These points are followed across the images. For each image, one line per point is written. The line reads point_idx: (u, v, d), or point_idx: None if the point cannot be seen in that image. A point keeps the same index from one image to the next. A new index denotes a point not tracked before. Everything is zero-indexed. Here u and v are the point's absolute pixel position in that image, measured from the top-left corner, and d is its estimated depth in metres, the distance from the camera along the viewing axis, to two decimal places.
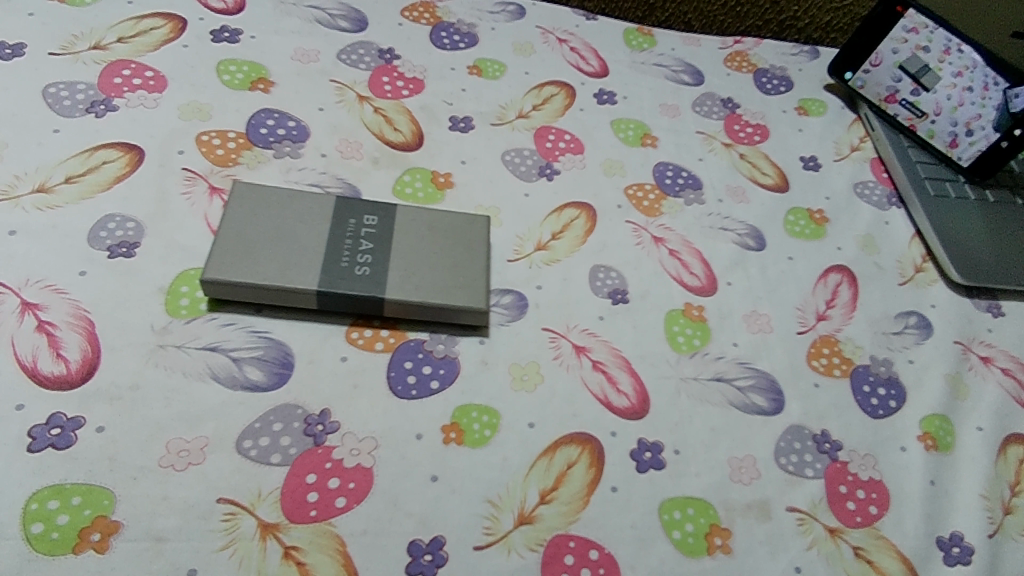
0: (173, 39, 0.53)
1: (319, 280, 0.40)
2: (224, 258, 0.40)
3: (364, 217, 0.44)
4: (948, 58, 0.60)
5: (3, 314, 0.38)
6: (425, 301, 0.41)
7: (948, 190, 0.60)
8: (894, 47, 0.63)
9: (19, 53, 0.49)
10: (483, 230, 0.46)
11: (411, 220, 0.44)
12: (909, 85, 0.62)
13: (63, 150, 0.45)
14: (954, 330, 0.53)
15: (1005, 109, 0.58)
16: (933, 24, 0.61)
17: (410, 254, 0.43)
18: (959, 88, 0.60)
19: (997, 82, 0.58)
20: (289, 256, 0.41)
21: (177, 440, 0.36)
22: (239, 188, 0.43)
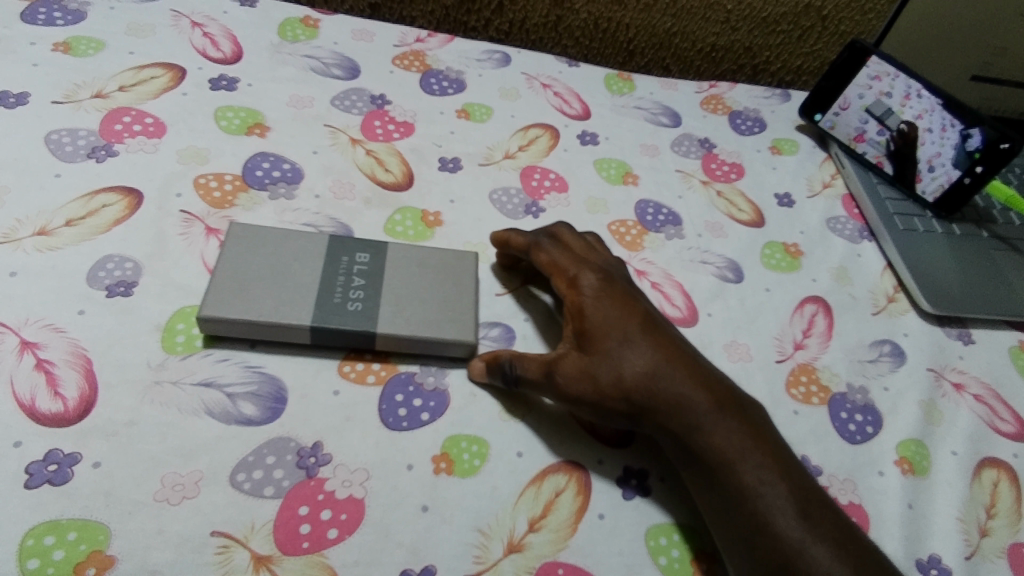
0: (173, 87, 0.55)
1: (312, 315, 0.42)
2: (219, 296, 0.41)
3: (356, 254, 0.45)
4: (909, 103, 0.63)
5: (2, 352, 0.39)
6: (416, 334, 0.43)
7: (916, 224, 0.63)
8: (859, 91, 0.67)
9: (23, 101, 0.51)
10: (472, 265, 0.47)
11: (402, 257, 0.46)
12: (874, 126, 0.66)
13: (65, 193, 0.47)
14: (926, 357, 0.55)
15: (963, 149, 0.61)
16: (895, 71, 0.64)
17: (401, 289, 0.44)
18: (920, 129, 0.63)
19: (954, 124, 0.61)
20: (282, 293, 0.42)
21: (172, 474, 0.36)
22: (237, 228, 0.45)
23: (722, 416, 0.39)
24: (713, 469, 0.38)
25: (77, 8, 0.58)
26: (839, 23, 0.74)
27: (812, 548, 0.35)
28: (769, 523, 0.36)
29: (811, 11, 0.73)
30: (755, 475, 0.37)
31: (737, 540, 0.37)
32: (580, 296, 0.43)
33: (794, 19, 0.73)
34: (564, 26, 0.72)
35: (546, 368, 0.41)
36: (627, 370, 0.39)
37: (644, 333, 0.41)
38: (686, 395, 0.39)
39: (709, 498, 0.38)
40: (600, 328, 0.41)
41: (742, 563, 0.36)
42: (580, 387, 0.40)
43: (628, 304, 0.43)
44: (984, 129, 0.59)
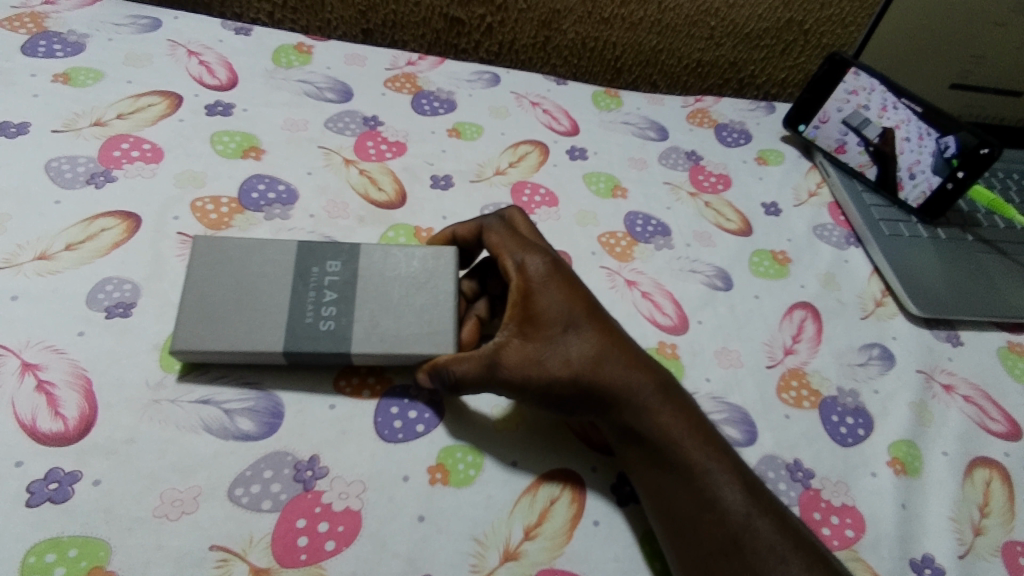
0: (170, 114, 0.57)
1: (284, 341, 0.41)
2: (188, 326, 0.40)
3: (327, 264, 0.44)
4: (886, 114, 0.65)
5: (3, 375, 0.39)
6: (393, 353, 0.42)
7: (902, 230, 0.65)
8: (838, 104, 0.68)
9: (24, 131, 0.52)
10: (450, 264, 0.46)
11: (375, 263, 0.45)
12: (854, 138, 0.68)
13: (64, 218, 0.48)
14: (916, 360, 0.56)
15: (940, 156, 0.62)
16: (871, 85, 0.65)
17: (375, 303, 0.43)
18: (898, 139, 0.65)
19: (930, 132, 0.62)
20: (253, 315, 0.41)
21: (171, 490, 0.37)
22: (199, 242, 0.43)
23: (665, 398, 0.40)
24: (661, 450, 0.39)
25: (77, 40, 0.60)
26: (821, 37, 0.76)
27: (756, 521, 0.37)
28: (714, 500, 0.37)
29: (794, 25, 0.74)
30: (699, 455, 0.39)
31: (681, 519, 0.38)
32: (525, 281, 0.42)
33: (776, 34, 0.75)
34: (553, 47, 0.74)
35: (488, 356, 0.40)
36: (570, 358, 0.40)
37: (588, 317, 0.42)
38: (629, 379, 0.40)
39: (654, 479, 0.39)
40: (545, 315, 0.41)
41: (686, 541, 0.37)
42: (525, 374, 0.40)
43: (574, 288, 0.43)
44: (965, 133, 0.60)
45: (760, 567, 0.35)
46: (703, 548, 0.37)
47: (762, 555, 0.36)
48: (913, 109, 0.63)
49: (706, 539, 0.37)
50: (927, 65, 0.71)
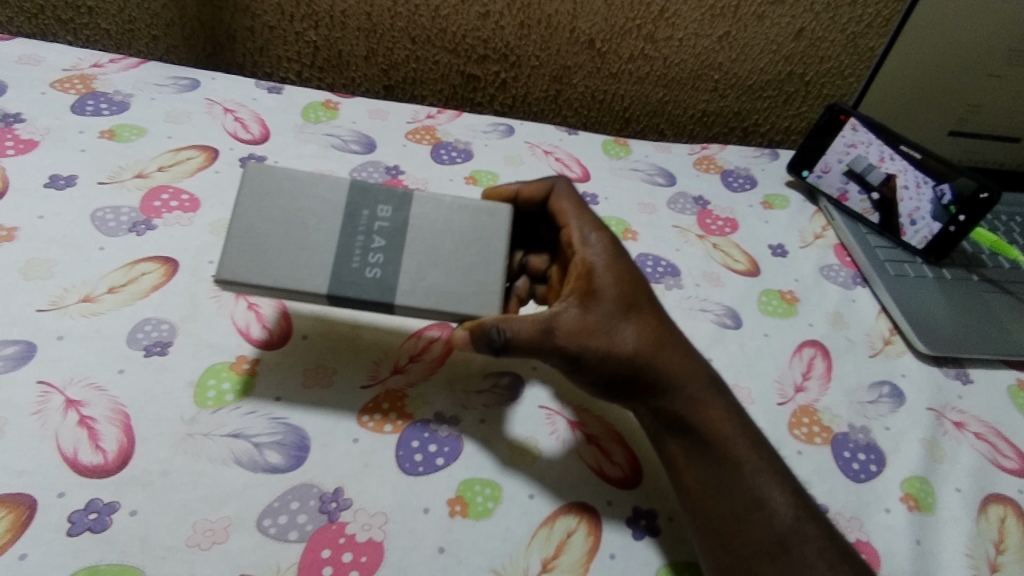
0: (207, 166, 0.61)
1: (329, 284, 0.42)
2: (236, 257, 0.41)
3: (378, 209, 0.45)
4: (884, 165, 0.68)
5: (48, 411, 0.42)
6: (436, 307, 0.43)
7: (907, 270, 0.66)
8: (838, 155, 0.71)
9: (72, 183, 0.56)
10: (504, 224, 0.47)
11: (426, 214, 0.46)
12: (856, 186, 0.70)
13: (108, 263, 0.51)
14: (926, 398, 0.56)
15: (939, 203, 0.65)
16: (868, 138, 0.68)
17: (423, 255, 0.44)
18: (897, 188, 0.67)
19: (926, 181, 0.65)
20: (301, 252, 0.42)
21: (203, 521, 0.39)
22: (252, 167, 0.43)
23: (716, 396, 0.45)
24: (713, 444, 0.43)
25: (122, 100, 0.65)
26: (822, 87, 0.79)
27: (805, 525, 0.40)
28: (763, 500, 0.41)
29: (795, 77, 0.78)
30: (747, 455, 0.42)
31: (728, 516, 0.41)
32: (589, 261, 0.46)
33: (778, 86, 0.79)
34: (564, 99, 0.79)
35: (545, 320, 0.42)
36: (627, 339, 0.44)
37: (644, 306, 0.46)
38: (677, 368, 0.45)
39: (700, 472, 0.42)
40: (606, 294, 0.44)
41: (732, 537, 0.40)
42: (576, 343, 0.43)
43: (634, 275, 0.46)
44: (963, 180, 0.63)
45: (805, 568, 0.38)
46: (749, 546, 0.40)
47: (809, 555, 0.39)
48: (910, 160, 0.66)
49: (754, 538, 0.40)
50: (924, 112, 0.73)
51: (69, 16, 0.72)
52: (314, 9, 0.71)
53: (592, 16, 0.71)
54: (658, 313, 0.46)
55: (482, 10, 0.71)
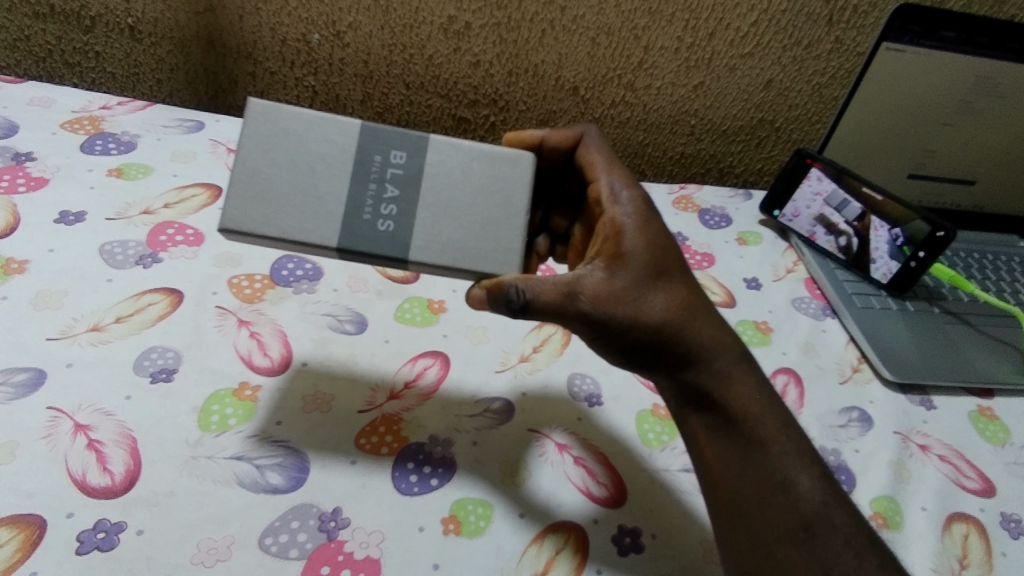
0: (211, 204, 0.64)
1: (339, 239, 0.42)
2: (244, 209, 0.41)
3: (391, 154, 0.44)
4: (844, 213, 0.74)
5: (58, 435, 0.43)
6: (452, 264, 0.43)
7: (873, 302, 0.71)
8: (806, 202, 0.77)
9: (81, 219, 0.59)
10: (526, 175, 0.46)
11: (443, 161, 0.45)
12: (822, 230, 0.76)
13: (116, 295, 0.53)
14: (893, 422, 0.60)
15: (896, 244, 0.71)
16: (830, 187, 0.74)
17: (439, 208, 0.44)
18: (858, 232, 0.73)
19: (883, 225, 0.71)
20: (312, 204, 0.42)
21: (207, 539, 0.40)
22: (256, 107, 0.42)
23: (743, 376, 0.48)
24: (740, 424, 0.46)
25: (129, 140, 0.68)
26: (791, 133, 0.85)
27: (832, 511, 0.43)
28: (789, 484, 0.44)
29: (766, 124, 0.84)
30: (775, 441, 0.46)
31: (754, 499, 0.44)
32: (619, 222, 0.48)
33: (751, 131, 0.84)
34: None
35: (570, 284, 0.43)
36: (657, 307, 0.46)
37: (671, 274, 0.47)
38: (704, 338, 0.47)
39: (729, 453, 0.45)
40: (635, 259, 0.46)
41: (759, 519, 0.43)
42: (603, 309, 0.44)
43: (665, 241, 0.48)
44: (916, 224, 0.69)
45: (829, 553, 0.41)
46: (776, 527, 0.42)
47: (833, 540, 0.42)
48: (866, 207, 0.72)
49: (782, 520, 0.42)
50: (881, 160, 0.79)
51: (77, 60, 0.76)
52: (314, 56, 0.76)
53: (576, 67, 0.76)
54: (686, 280, 0.48)
55: (473, 59, 0.75)
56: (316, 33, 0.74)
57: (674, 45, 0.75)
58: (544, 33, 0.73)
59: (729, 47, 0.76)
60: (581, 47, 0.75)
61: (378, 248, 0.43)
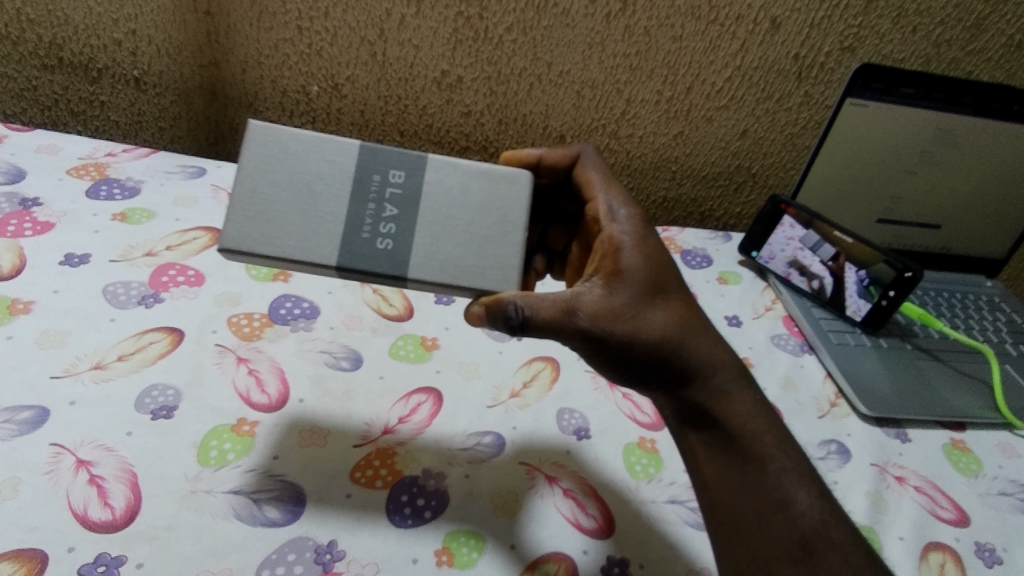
0: (211, 246, 0.67)
1: (339, 257, 0.44)
2: (244, 228, 0.43)
3: (389, 175, 0.47)
4: (814, 257, 0.78)
5: (60, 470, 0.44)
6: (450, 280, 0.46)
7: (848, 339, 0.74)
8: (781, 245, 0.80)
9: (86, 261, 0.61)
10: (522, 194, 0.49)
11: (440, 181, 0.48)
12: (796, 273, 0.79)
13: (118, 334, 0.55)
14: (870, 455, 0.62)
15: (865, 285, 0.74)
16: (802, 231, 0.78)
17: (436, 226, 0.47)
18: (828, 274, 0.77)
19: (851, 267, 0.75)
20: (312, 224, 0.45)
21: (205, 572, 0.41)
22: (257, 130, 0.45)
23: (743, 394, 0.50)
24: (739, 442, 0.48)
25: (133, 185, 0.71)
26: (767, 179, 0.90)
27: (832, 528, 0.44)
28: (789, 503, 0.45)
29: (743, 171, 0.88)
30: (773, 459, 0.47)
31: (754, 517, 0.45)
32: (617, 241, 0.51)
33: (728, 178, 0.89)
34: None
35: (567, 303, 0.47)
36: (654, 324, 0.49)
37: (666, 292, 0.50)
38: (700, 354, 0.50)
39: (729, 471, 0.47)
40: (632, 277, 0.49)
41: (759, 536, 0.44)
42: (599, 325, 0.47)
43: (662, 260, 0.51)
44: (882, 266, 0.73)
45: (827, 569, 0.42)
46: (776, 544, 0.44)
47: (831, 558, 0.43)
48: (835, 251, 0.76)
49: (782, 536, 0.44)
50: (850, 205, 0.83)
51: (82, 109, 0.79)
52: (313, 107, 0.80)
53: (563, 116, 0.81)
54: (682, 297, 0.51)
55: (465, 109, 0.80)
56: (316, 85, 0.78)
57: (654, 98, 0.80)
58: (532, 86, 0.78)
59: (705, 100, 0.81)
60: (566, 99, 0.79)
61: (378, 265, 0.45)
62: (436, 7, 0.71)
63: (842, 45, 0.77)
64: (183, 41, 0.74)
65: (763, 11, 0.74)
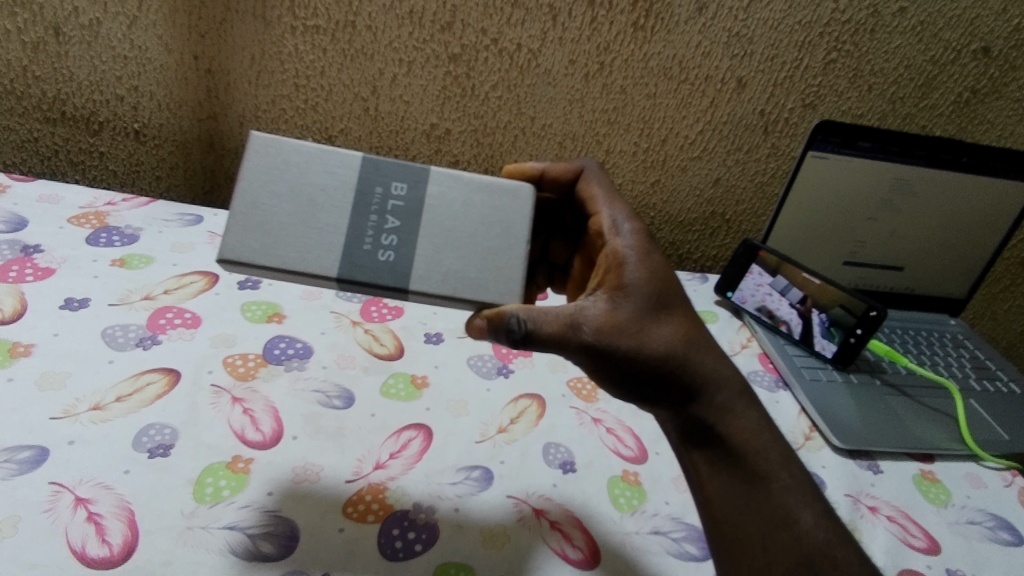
0: (207, 289, 0.69)
1: (340, 269, 0.46)
2: (243, 240, 0.44)
3: (392, 187, 0.48)
4: (782, 300, 0.82)
5: (59, 508, 0.46)
6: (451, 291, 0.47)
7: (821, 375, 0.77)
8: (751, 291, 0.85)
9: (85, 305, 0.63)
10: (523, 207, 0.51)
11: (442, 193, 0.49)
12: (766, 317, 0.84)
13: (116, 375, 0.57)
14: (843, 486, 0.65)
15: (831, 326, 0.78)
16: (768, 278, 0.84)
17: (438, 238, 0.48)
18: (795, 317, 0.81)
19: (815, 311, 0.80)
20: (314, 235, 0.46)
21: None
22: (258, 139, 0.46)
23: (745, 413, 0.54)
24: (743, 460, 0.52)
25: (132, 233, 0.74)
26: (740, 225, 0.95)
27: (835, 546, 0.48)
28: (791, 521, 0.49)
29: (717, 217, 0.93)
30: (778, 478, 0.51)
31: (757, 534, 0.49)
32: (621, 256, 0.55)
33: (704, 223, 0.94)
34: None
35: (572, 318, 0.49)
36: (657, 339, 0.52)
37: (669, 308, 0.54)
38: (699, 371, 0.53)
39: (734, 488, 0.52)
40: (636, 292, 0.52)
41: (761, 550, 0.48)
42: (605, 339, 0.50)
43: (664, 275, 0.55)
44: (840, 311, 0.78)
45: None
46: (779, 558, 0.48)
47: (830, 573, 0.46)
48: (801, 296, 0.81)
49: (782, 551, 0.48)
50: (818, 248, 0.88)
51: (82, 159, 0.82)
52: None
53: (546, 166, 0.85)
54: (683, 313, 0.55)
55: (453, 160, 0.84)
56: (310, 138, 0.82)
57: (632, 149, 0.85)
58: (516, 138, 0.83)
59: (679, 151, 0.86)
60: (549, 150, 0.84)
61: (380, 276, 0.46)
62: (426, 66, 0.76)
63: (803, 102, 0.83)
64: (183, 97, 0.78)
65: (730, 72, 0.80)
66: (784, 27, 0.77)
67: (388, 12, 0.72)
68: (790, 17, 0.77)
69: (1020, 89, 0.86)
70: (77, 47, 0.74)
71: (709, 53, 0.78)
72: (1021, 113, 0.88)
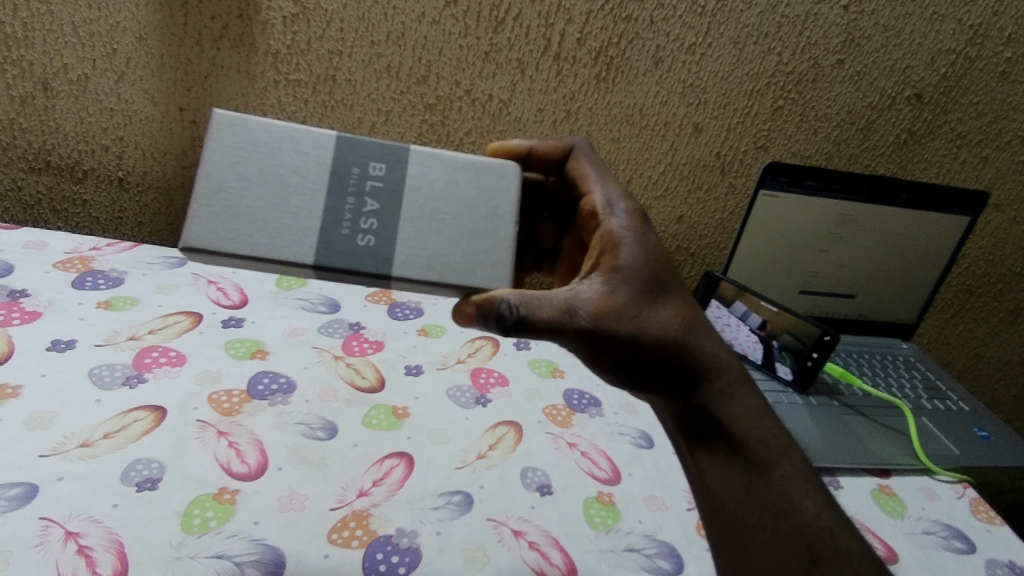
0: (192, 328, 0.71)
1: (316, 256, 0.48)
2: (209, 228, 0.47)
3: (369, 168, 0.51)
4: (740, 330, 0.87)
5: (49, 542, 0.47)
6: (431, 275, 0.50)
7: (782, 398, 0.82)
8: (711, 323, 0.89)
9: (71, 346, 0.65)
10: (509, 184, 0.53)
11: (422, 172, 0.52)
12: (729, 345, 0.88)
13: (103, 413, 0.58)
14: None
15: (786, 351, 0.84)
16: (726, 311, 0.88)
17: (420, 221, 0.51)
18: (753, 343, 0.86)
19: (771, 340, 0.85)
20: (290, 223, 0.48)
21: None
22: (222, 118, 0.49)
23: (744, 400, 0.57)
24: (744, 446, 0.55)
25: (117, 276, 0.76)
26: (703, 258, 1.00)
27: (837, 536, 0.51)
28: (795, 510, 0.53)
29: (682, 250, 0.99)
30: (779, 466, 0.54)
31: (758, 522, 0.52)
32: (617, 237, 0.57)
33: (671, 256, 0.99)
34: None
35: (568, 304, 0.52)
36: (654, 324, 0.54)
37: (665, 292, 0.56)
38: (694, 355, 0.56)
39: (736, 474, 0.55)
40: (632, 275, 0.55)
41: (763, 538, 0.52)
42: (601, 324, 0.52)
43: (659, 256, 0.57)
44: (789, 337, 0.83)
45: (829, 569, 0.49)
46: (780, 544, 0.51)
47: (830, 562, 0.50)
48: (759, 325, 0.85)
49: (781, 539, 0.51)
50: (774, 279, 0.94)
51: (64, 207, 0.85)
52: None
53: None
54: (679, 294, 0.57)
55: None
56: None
57: None
58: None
59: (643, 191, 0.92)
60: None
61: (360, 261, 0.49)
62: (403, 116, 0.81)
63: (756, 145, 0.90)
64: (168, 147, 0.82)
65: (687, 119, 0.86)
66: (734, 79, 0.84)
67: (367, 67, 0.78)
68: (738, 69, 0.84)
69: (952, 130, 0.94)
70: (65, 101, 0.77)
71: (667, 103, 0.85)
72: (954, 153, 0.96)
